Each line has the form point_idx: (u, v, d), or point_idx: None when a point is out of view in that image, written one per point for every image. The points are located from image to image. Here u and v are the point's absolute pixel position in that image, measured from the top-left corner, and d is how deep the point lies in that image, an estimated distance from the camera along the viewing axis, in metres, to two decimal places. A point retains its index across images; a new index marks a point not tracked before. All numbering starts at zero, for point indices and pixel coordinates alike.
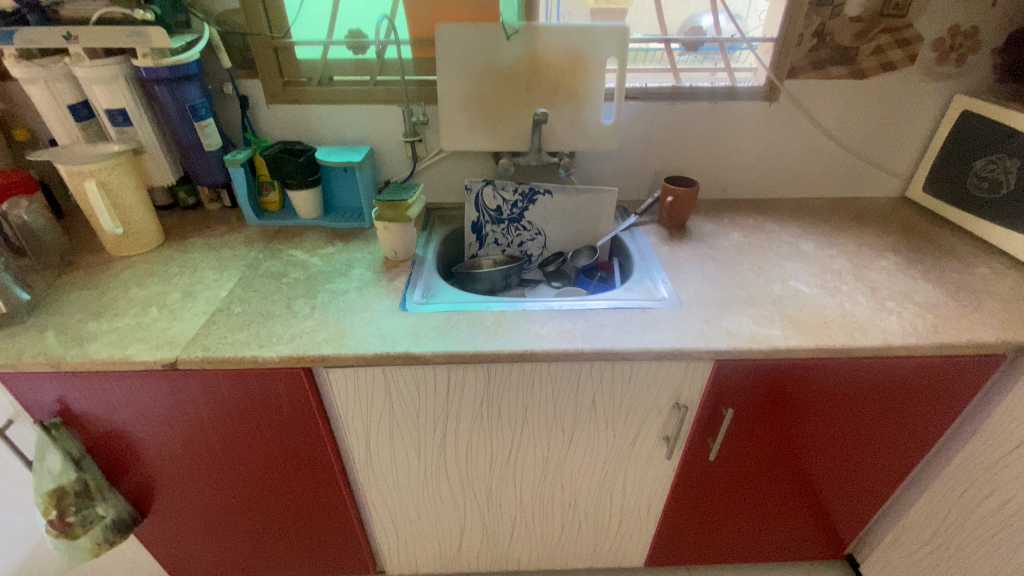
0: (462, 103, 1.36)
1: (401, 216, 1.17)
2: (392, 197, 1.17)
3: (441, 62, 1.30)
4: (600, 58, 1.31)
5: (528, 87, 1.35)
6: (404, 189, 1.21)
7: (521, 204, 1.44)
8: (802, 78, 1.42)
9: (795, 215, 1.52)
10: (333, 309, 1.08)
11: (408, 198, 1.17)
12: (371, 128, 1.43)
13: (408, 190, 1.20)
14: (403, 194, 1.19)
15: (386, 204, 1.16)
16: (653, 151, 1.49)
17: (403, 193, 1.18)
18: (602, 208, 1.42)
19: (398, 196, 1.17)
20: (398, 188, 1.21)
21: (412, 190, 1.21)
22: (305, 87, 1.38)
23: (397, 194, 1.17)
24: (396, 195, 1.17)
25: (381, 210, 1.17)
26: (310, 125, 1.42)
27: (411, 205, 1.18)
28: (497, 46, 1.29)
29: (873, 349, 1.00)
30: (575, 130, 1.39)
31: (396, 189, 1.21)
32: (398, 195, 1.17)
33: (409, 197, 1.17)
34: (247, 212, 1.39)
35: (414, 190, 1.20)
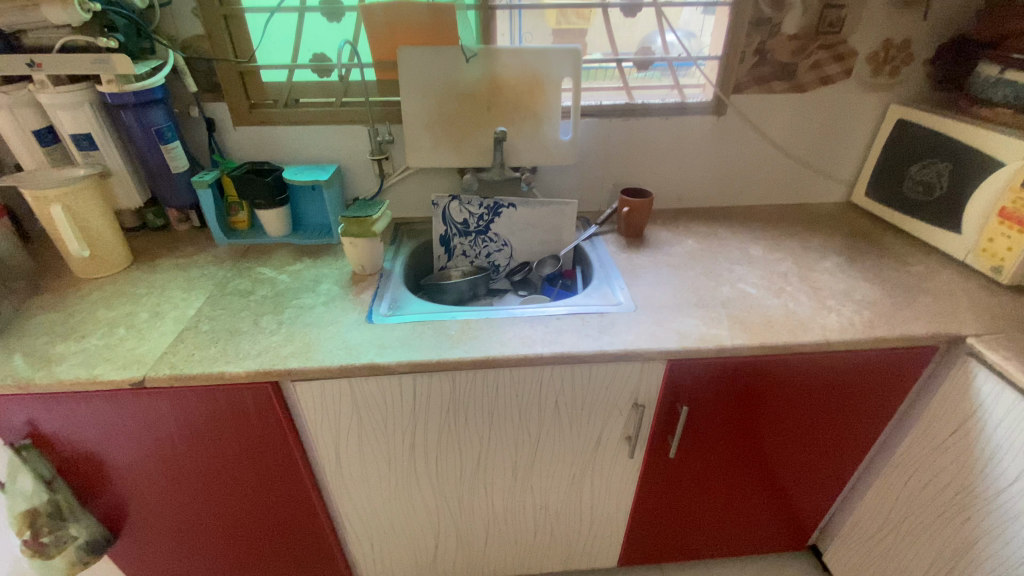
0: (425, 121, 1.41)
1: (367, 232, 1.21)
2: (357, 214, 1.20)
3: (403, 83, 1.36)
4: (556, 77, 1.38)
5: (488, 106, 1.41)
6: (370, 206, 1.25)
7: (487, 217, 1.50)
8: (746, 93, 1.51)
9: (748, 221, 1.60)
10: (300, 323, 1.11)
11: (373, 214, 1.20)
12: (338, 147, 1.47)
13: (373, 207, 1.24)
14: (369, 211, 1.22)
15: (351, 221, 1.20)
16: (611, 164, 1.56)
17: (369, 209, 1.23)
18: (564, 219, 1.48)
19: (364, 213, 1.21)
20: (364, 205, 1.25)
21: (378, 207, 1.24)
22: (272, 109, 1.42)
23: (363, 211, 1.21)
24: (362, 212, 1.21)
25: (346, 227, 1.21)
26: (278, 145, 1.46)
27: (376, 221, 1.22)
28: (457, 67, 1.35)
29: (813, 344, 1.07)
30: (535, 145, 1.46)
31: (362, 206, 1.25)
32: (364, 212, 1.21)
33: (374, 213, 1.21)
34: (216, 231, 1.42)
35: (379, 206, 1.24)
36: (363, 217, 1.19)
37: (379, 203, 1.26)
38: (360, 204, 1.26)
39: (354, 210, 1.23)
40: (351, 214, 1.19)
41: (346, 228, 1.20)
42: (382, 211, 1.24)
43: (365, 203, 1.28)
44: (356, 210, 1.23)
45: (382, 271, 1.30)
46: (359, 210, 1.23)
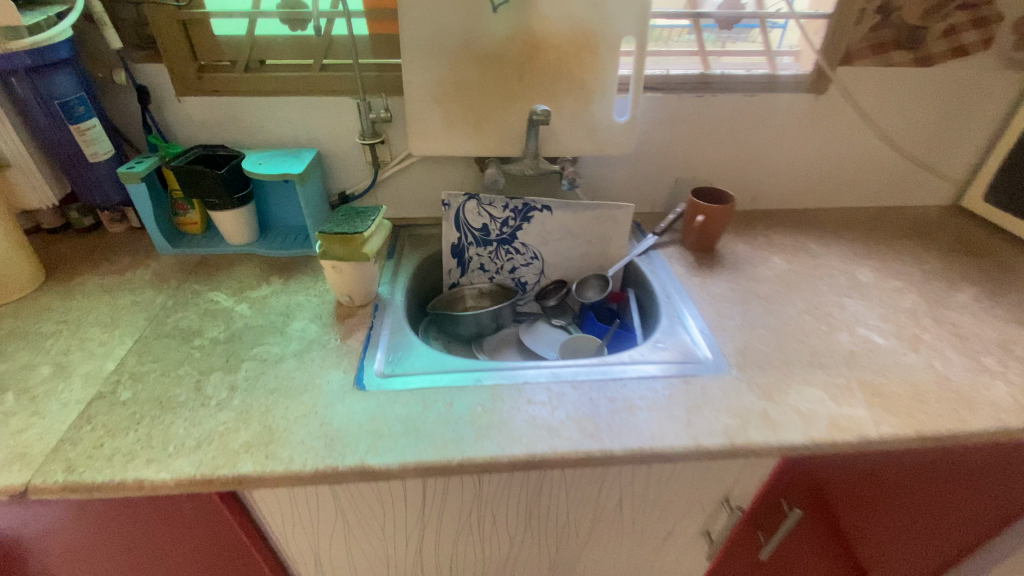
0: (436, 94, 1.05)
1: (355, 255, 0.86)
2: (342, 230, 0.86)
3: (407, 41, 1.00)
4: (613, 36, 1.02)
5: (521, 74, 1.05)
6: (360, 217, 0.90)
7: (514, 222, 1.16)
8: (856, 65, 1.15)
9: (842, 231, 1.26)
10: (261, 391, 0.78)
11: (364, 231, 0.86)
12: (317, 127, 1.10)
13: (364, 219, 0.89)
14: (358, 225, 0.88)
15: (333, 240, 0.85)
16: (675, 153, 1.21)
17: (358, 222, 0.88)
18: (613, 226, 1.14)
19: (351, 228, 0.86)
20: (352, 216, 0.90)
21: (370, 218, 0.90)
22: (228, 73, 1.05)
23: (351, 227, 0.86)
24: (348, 228, 0.86)
25: (328, 246, 0.86)
26: (238, 122, 1.09)
27: (368, 240, 0.87)
28: (481, 21, 0.99)
29: (988, 434, 0.76)
30: (581, 129, 1.10)
31: (349, 216, 0.90)
32: (351, 228, 0.86)
33: (366, 229, 0.86)
34: (157, 238, 1.07)
35: (372, 218, 0.89)
36: (350, 235, 0.84)
37: (373, 212, 0.92)
38: (347, 213, 0.92)
39: (339, 223, 0.88)
40: (333, 230, 0.84)
41: (325, 250, 0.86)
42: (377, 224, 0.90)
43: (353, 211, 0.93)
44: (341, 224, 0.88)
45: (375, 300, 0.97)
46: (345, 223, 0.88)
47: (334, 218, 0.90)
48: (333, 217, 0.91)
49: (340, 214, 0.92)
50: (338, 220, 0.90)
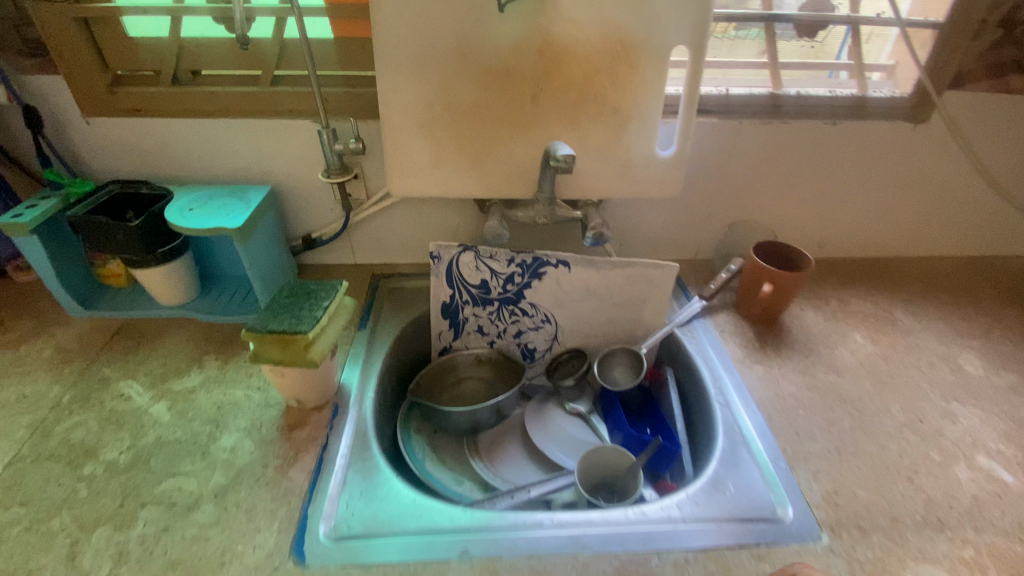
0: (422, 119, 0.80)
1: (298, 361, 0.61)
2: (280, 325, 0.60)
3: (382, 48, 0.74)
4: (659, 45, 0.76)
5: (535, 95, 0.79)
6: (310, 301, 0.65)
7: (521, 280, 0.91)
8: (973, 88, 0.88)
9: (935, 292, 1.00)
10: (158, 564, 0.55)
11: (311, 328, 0.60)
12: (268, 157, 0.85)
13: (313, 305, 0.63)
14: (305, 315, 0.62)
15: (267, 339, 0.60)
16: (729, 194, 0.95)
17: (301, 312, 0.62)
18: (649, 290, 0.89)
19: (293, 322, 0.61)
20: (298, 298, 0.65)
21: (323, 302, 0.64)
22: (149, 87, 0.80)
23: (293, 321, 0.61)
24: (288, 322, 0.60)
25: (259, 348, 0.60)
26: (165, 150, 0.84)
27: (318, 338, 0.62)
28: (483, 23, 0.73)
29: None
30: (611, 166, 0.85)
31: (294, 299, 0.65)
32: (293, 322, 0.61)
33: (314, 323, 0.61)
34: (63, 297, 0.83)
35: (325, 304, 0.63)
36: (289, 336, 0.59)
37: (329, 291, 0.66)
38: (293, 292, 0.66)
39: (278, 312, 0.63)
40: (266, 328, 0.59)
41: (257, 352, 0.61)
42: (333, 310, 0.64)
43: (304, 287, 0.68)
44: (281, 312, 0.63)
45: (333, 400, 0.73)
46: (286, 311, 0.63)
47: (274, 302, 0.65)
48: (273, 298, 0.65)
49: (284, 292, 0.66)
50: (279, 304, 0.64)
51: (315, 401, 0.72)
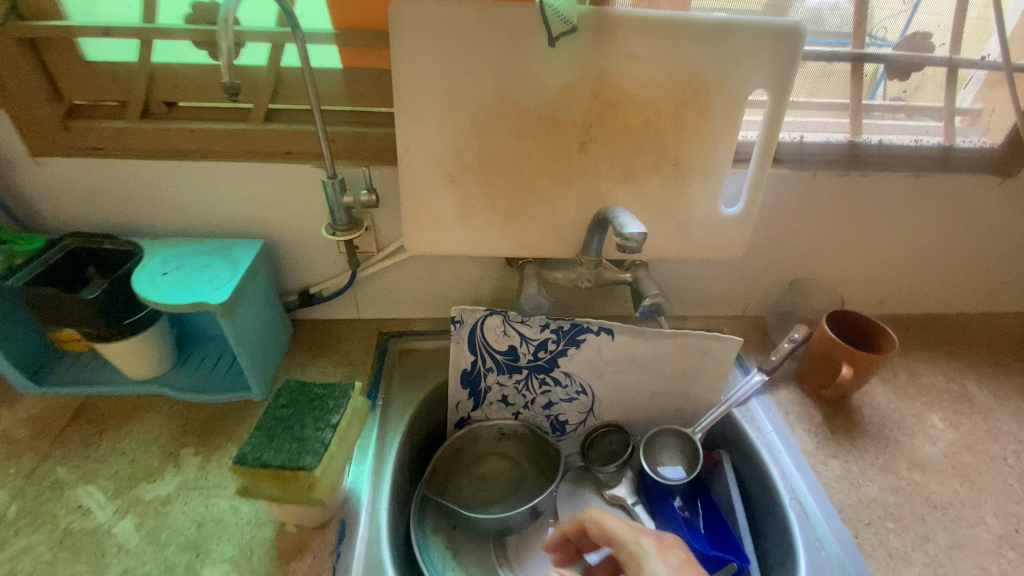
0: (449, 168, 0.67)
1: (300, 500, 0.48)
2: (276, 457, 0.47)
3: (402, 84, 0.61)
4: (734, 88, 0.64)
5: (585, 142, 0.66)
6: (315, 417, 0.52)
7: (556, 348, 0.78)
8: None
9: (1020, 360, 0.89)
10: None
11: (317, 462, 0.47)
12: (261, 205, 0.71)
13: (320, 425, 0.50)
14: (308, 440, 0.49)
15: (260, 474, 0.47)
16: (793, 250, 0.83)
17: (309, 433, 0.50)
18: (702, 363, 0.78)
19: (294, 452, 0.48)
20: (301, 413, 0.52)
21: (332, 420, 0.51)
22: (114, 122, 0.65)
23: (295, 452, 0.48)
24: (287, 453, 0.47)
25: (255, 483, 0.48)
26: (134, 197, 0.69)
27: (325, 469, 0.49)
28: (527, 59, 0.60)
29: None
30: (667, 223, 0.72)
31: (296, 413, 0.52)
32: (294, 453, 0.48)
33: (320, 454, 0.48)
34: (9, 372, 0.69)
35: (335, 425, 0.50)
36: (289, 474, 0.46)
37: (339, 402, 0.53)
38: (296, 401, 0.53)
39: (276, 435, 0.50)
40: (258, 465, 0.46)
41: (247, 488, 0.48)
42: (344, 430, 0.51)
43: (309, 391, 0.55)
44: (279, 434, 0.50)
45: (339, 516, 0.60)
46: (285, 433, 0.50)
47: (271, 416, 0.52)
48: (269, 409, 0.52)
49: (283, 400, 0.53)
50: (276, 420, 0.51)
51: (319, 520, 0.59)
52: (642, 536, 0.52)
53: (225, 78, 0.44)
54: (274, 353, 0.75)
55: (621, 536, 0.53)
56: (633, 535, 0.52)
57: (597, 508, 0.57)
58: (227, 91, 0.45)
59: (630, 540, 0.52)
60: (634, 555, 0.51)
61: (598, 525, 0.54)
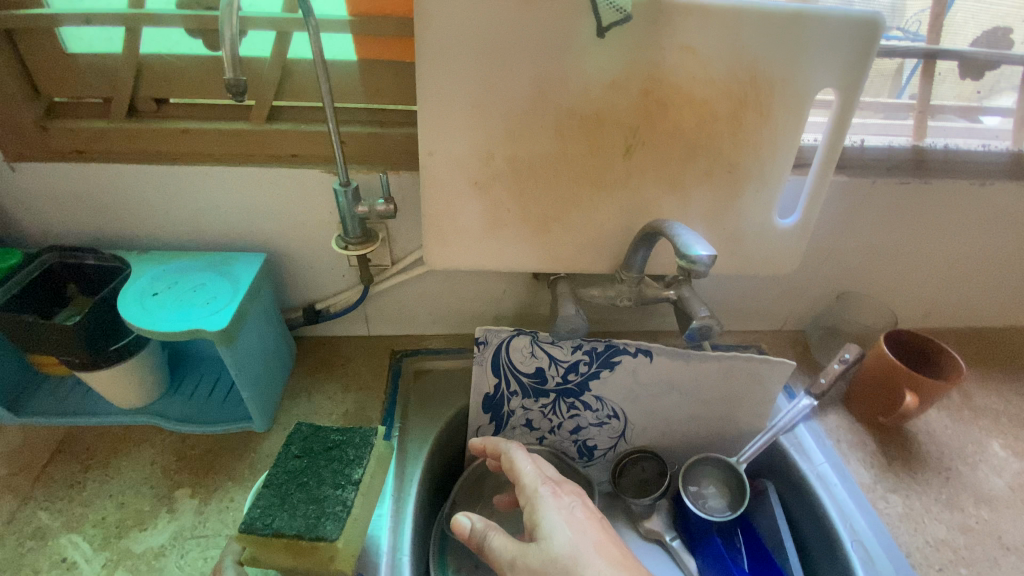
0: (477, 175, 0.59)
1: (319, 570, 0.42)
2: (291, 525, 0.41)
3: (427, 80, 0.53)
4: (800, 87, 0.57)
5: (630, 147, 0.59)
6: (334, 470, 0.45)
7: (588, 370, 0.71)
8: None
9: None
10: None
11: (339, 530, 0.41)
12: (263, 214, 0.63)
13: (339, 482, 0.44)
14: (328, 502, 0.42)
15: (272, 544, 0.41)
16: (845, 263, 0.76)
17: (326, 491, 0.43)
18: (748, 387, 0.71)
19: (311, 517, 0.41)
20: (318, 468, 0.45)
21: (353, 476, 0.44)
22: (98, 122, 0.58)
23: (313, 518, 0.41)
24: (304, 520, 0.41)
25: (267, 555, 0.41)
26: (118, 205, 0.61)
27: (347, 535, 0.42)
28: (571, 51, 0.53)
29: None
30: (715, 236, 0.65)
31: (311, 467, 0.45)
32: (312, 519, 0.41)
33: (342, 520, 0.41)
34: None
35: (358, 482, 0.44)
36: (307, 546, 0.40)
37: (360, 452, 0.46)
38: (310, 450, 0.46)
39: (289, 495, 0.43)
40: (270, 536, 0.39)
41: (258, 557, 0.41)
42: (367, 486, 0.45)
43: (325, 437, 0.48)
44: (293, 493, 0.43)
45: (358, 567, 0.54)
46: (300, 492, 0.43)
47: (283, 469, 0.45)
48: (278, 461, 0.45)
49: (296, 449, 0.46)
50: (289, 475, 0.44)
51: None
52: (544, 483, 0.56)
53: (229, 74, 0.36)
54: (277, 377, 0.68)
55: (524, 480, 0.56)
56: (541, 479, 0.56)
57: (514, 445, 0.60)
58: (232, 91, 0.36)
59: (530, 486, 0.55)
60: (531, 498, 0.54)
61: (512, 465, 0.58)
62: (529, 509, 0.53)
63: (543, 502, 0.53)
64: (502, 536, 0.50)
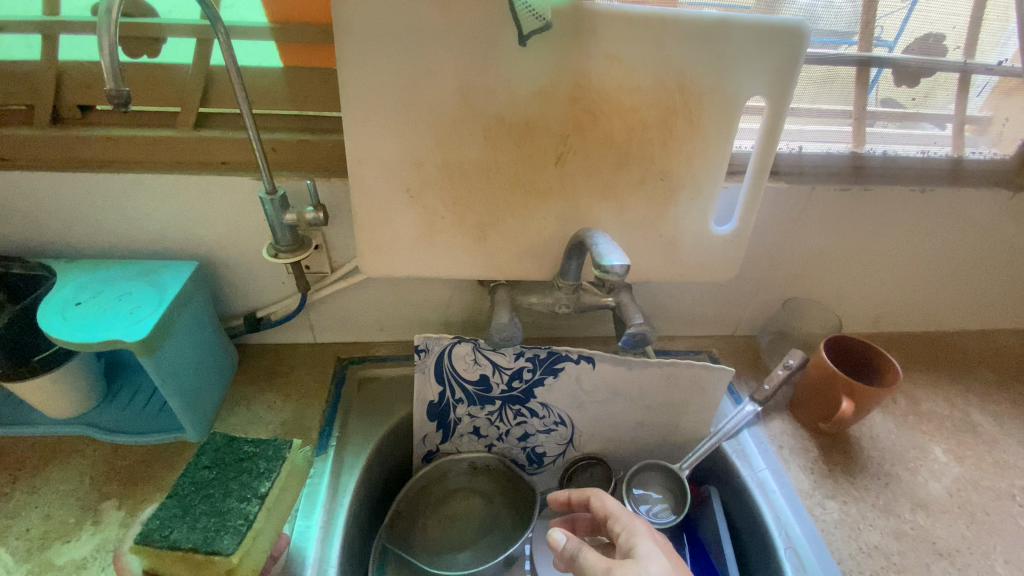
0: (408, 183, 0.59)
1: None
2: (189, 537, 0.42)
3: (350, 87, 0.53)
4: (730, 94, 0.57)
5: (561, 155, 0.58)
6: (242, 484, 0.46)
7: (531, 377, 0.71)
8: None
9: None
10: None
11: (236, 544, 0.42)
12: (194, 222, 0.62)
13: (245, 495, 0.45)
14: (230, 515, 0.44)
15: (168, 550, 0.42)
16: (790, 268, 0.76)
17: (229, 503, 0.45)
18: (692, 394, 0.71)
19: (210, 530, 0.43)
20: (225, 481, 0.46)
21: (259, 490, 0.46)
22: (21, 129, 0.57)
23: (211, 531, 0.42)
24: (201, 531, 0.42)
25: (163, 565, 0.42)
26: (45, 213, 0.61)
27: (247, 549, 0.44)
28: (494, 57, 0.53)
29: None
30: (652, 243, 0.65)
31: (218, 479, 0.46)
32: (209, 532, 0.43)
33: (241, 534, 0.43)
34: None
35: (262, 496, 0.45)
36: (201, 559, 0.41)
37: (270, 464, 0.48)
38: (221, 462, 0.48)
39: (193, 507, 0.44)
40: (165, 548, 0.41)
41: (156, 569, 0.43)
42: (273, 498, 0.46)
43: (237, 448, 0.50)
44: (197, 505, 0.45)
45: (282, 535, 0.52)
46: (203, 504, 0.45)
47: (191, 482, 0.47)
48: (187, 473, 0.47)
49: (206, 460, 0.48)
50: (195, 487, 0.46)
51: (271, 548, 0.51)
52: (635, 518, 0.56)
53: (109, 85, 0.35)
54: (214, 386, 0.68)
55: (614, 514, 0.56)
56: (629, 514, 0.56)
57: (600, 491, 0.60)
58: (114, 101, 0.36)
59: (620, 520, 0.55)
60: (628, 531, 0.54)
61: (600, 505, 0.58)
62: (626, 539, 0.53)
63: (636, 536, 0.53)
64: (595, 553, 0.50)
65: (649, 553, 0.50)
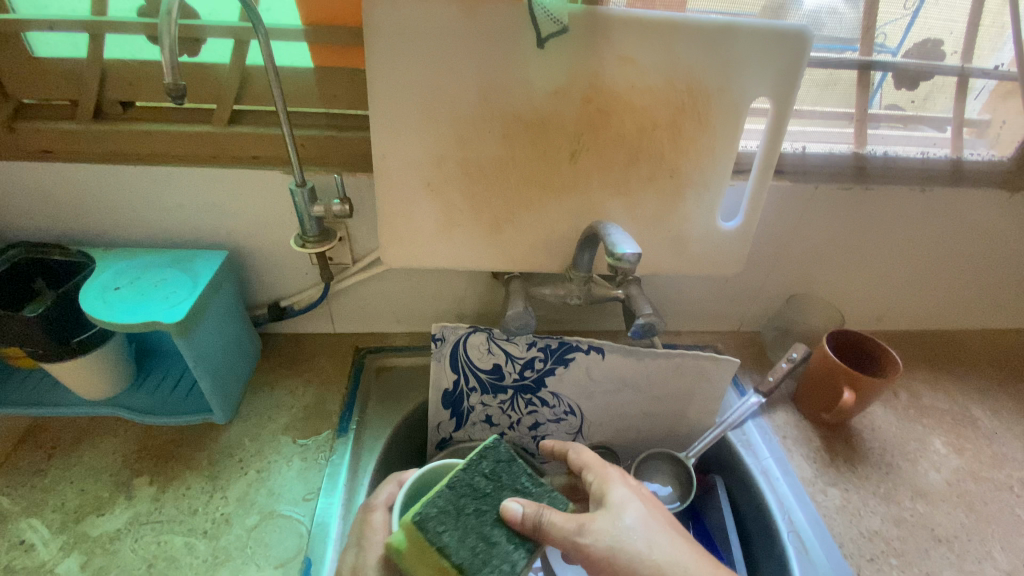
0: (429, 177, 0.62)
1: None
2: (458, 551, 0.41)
3: (378, 85, 0.56)
4: (736, 95, 0.60)
5: (575, 152, 0.61)
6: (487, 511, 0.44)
7: (543, 367, 0.73)
8: None
9: None
10: None
11: None
12: (224, 213, 0.66)
13: (513, 538, 0.43)
14: (496, 551, 0.42)
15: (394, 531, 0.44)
16: (795, 264, 0.79)
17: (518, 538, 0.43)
18: (699, 384, 0.73)
19: (477, 555, 0.41)
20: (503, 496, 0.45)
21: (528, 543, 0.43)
22: (65, 123, 0.61)
23: (479, 558, 0.41)
24: (465, 551, 0.41)
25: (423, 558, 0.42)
26: (84, 203, 0.64)
27: None
28: (514, 59, 0.56)
29: None
30: (661, 238, 0.68)
31: (495, 502, 0.44)
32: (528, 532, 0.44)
33: None
34: None
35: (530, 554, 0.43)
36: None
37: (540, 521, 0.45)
38: (499, 479, 0.46)
39: (464, 511, 0.43)
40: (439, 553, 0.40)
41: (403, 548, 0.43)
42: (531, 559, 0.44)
43: (516, 470, 0.47)
44: (467, 512, 0.43)
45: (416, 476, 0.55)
46: (474, 517, 0.43)
47: (472, 487, 0.45)
48: (469, 470, 0.45)
49: (487, 467, 0.46)
50: (474, 495, 0.44)
51: (377, 497, 0.54)
52: (608, 466, 0.55)
53: (167, 79, 0.39)
54: (239, 370, 0.70)
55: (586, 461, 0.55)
56: (600, 463, 0.55)
57: (580, 444, 0.59)
58: (172, 93, 0.40)
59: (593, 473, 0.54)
60: (601, 479, 0.53)
61: (577, 458, 0.57)
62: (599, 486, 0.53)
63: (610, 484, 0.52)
64: (558, 512, 0.44)
65: (624, 501, 0.50)
